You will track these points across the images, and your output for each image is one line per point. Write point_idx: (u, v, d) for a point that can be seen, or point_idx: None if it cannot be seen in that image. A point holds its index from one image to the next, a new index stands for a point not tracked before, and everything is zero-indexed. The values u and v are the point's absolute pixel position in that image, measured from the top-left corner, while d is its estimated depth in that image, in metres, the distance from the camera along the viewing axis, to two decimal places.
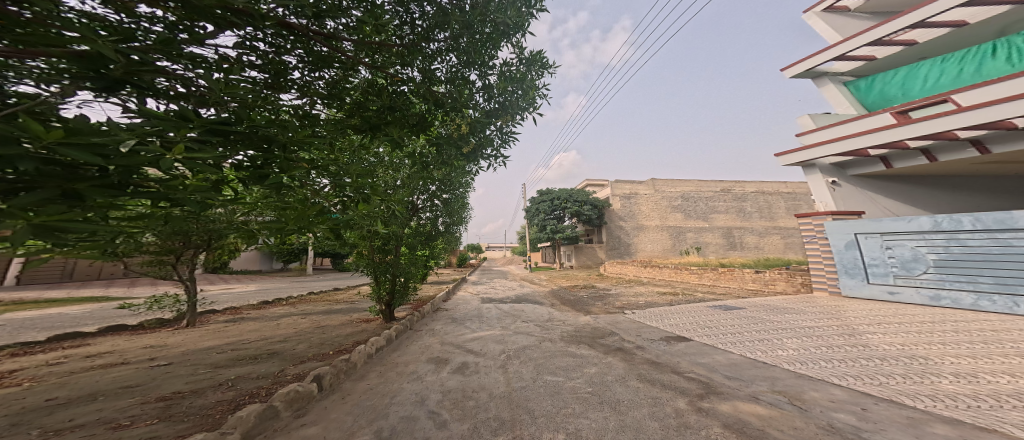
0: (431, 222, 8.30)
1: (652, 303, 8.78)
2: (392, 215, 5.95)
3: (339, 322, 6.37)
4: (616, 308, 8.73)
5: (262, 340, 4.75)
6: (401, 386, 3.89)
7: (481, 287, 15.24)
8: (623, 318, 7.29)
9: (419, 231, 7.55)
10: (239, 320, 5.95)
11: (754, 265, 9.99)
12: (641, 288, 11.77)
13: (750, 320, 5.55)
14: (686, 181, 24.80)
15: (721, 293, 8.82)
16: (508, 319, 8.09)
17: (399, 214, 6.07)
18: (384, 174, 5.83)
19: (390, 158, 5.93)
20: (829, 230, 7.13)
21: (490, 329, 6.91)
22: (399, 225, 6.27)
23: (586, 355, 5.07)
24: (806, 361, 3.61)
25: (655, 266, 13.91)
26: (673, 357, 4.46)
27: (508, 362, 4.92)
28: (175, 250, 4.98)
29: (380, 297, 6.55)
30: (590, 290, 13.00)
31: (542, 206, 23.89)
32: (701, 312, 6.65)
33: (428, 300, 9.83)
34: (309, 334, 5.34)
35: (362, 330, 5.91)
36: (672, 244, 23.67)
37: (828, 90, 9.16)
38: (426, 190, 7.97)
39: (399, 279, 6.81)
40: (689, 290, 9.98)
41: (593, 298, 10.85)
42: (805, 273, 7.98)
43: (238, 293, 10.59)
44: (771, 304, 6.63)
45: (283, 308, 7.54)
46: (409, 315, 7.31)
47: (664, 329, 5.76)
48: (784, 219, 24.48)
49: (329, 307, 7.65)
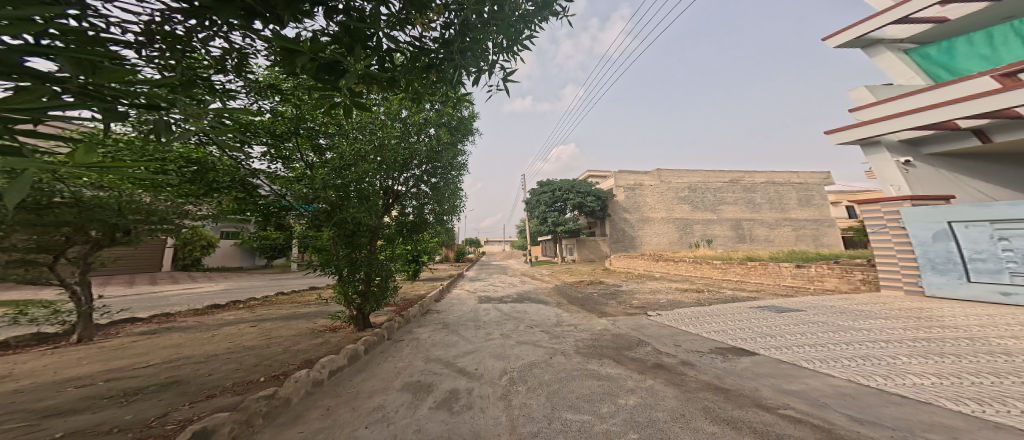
0: (416, 216, 6.92)
1: (677, 302, 7.58)
2: (361, 197, 4.72)
3: (296, 333, 5.01)
4: (634, 308, 7.48)
5: (171, 362, 3.44)
6: (351, 434, 2.58)
7: (477, 284, 13.88)
8: (650, 322, 6.01)
9: (399, 222, 6.25)
10: (162, 331, 4.62)
11: (790, 258, 8.78)
12: (656, 283, 10.60)
13: (825, 325, 4.28)
14: (693, 172, 23.73)
15: (758, 291, 7.57)
16: (509, 323, 6.78)
17: (372, 201, 4.80)
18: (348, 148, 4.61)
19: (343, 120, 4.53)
20: (903, 217, 6.05)
21: (488, 339, 5.65)
22: (373, 210, 4.96)
23: (617, 377, 3.77)
24: (980, 399, 2.33)
25: (670, 261, 12.66)
26: (744, 381, 3.18)
27: (512, 389, 3.63)
28: (56, 248, 3.76)
29: (349, 302, 5.27)
30: (599, 287, 11.74)
31: (543, 198, 22.50)
32: (749, 314, 5.37)
33: (416, 301, 8.48)
34: (246, 352, 3.99)
35: (324, 343, 4.62)
36: (679, 236, 22.58)
37: (882, 60, 7.98)
38: (403, 170, 6.62)
39: (375, 279, 5.55)
40: (715, 287, 8.75)
41: (604, 296, 9.60)
42: (864, 267, 6.80)
43: (197, 293, 9.25)
44: (830, 302, 5.42)
45: (234, 313, 6.15)
46: (388, 322, 6.01)
47: (710, 338, 4.51)
48: (797, 211, 23.39)
49: (291, 311, 6.29)
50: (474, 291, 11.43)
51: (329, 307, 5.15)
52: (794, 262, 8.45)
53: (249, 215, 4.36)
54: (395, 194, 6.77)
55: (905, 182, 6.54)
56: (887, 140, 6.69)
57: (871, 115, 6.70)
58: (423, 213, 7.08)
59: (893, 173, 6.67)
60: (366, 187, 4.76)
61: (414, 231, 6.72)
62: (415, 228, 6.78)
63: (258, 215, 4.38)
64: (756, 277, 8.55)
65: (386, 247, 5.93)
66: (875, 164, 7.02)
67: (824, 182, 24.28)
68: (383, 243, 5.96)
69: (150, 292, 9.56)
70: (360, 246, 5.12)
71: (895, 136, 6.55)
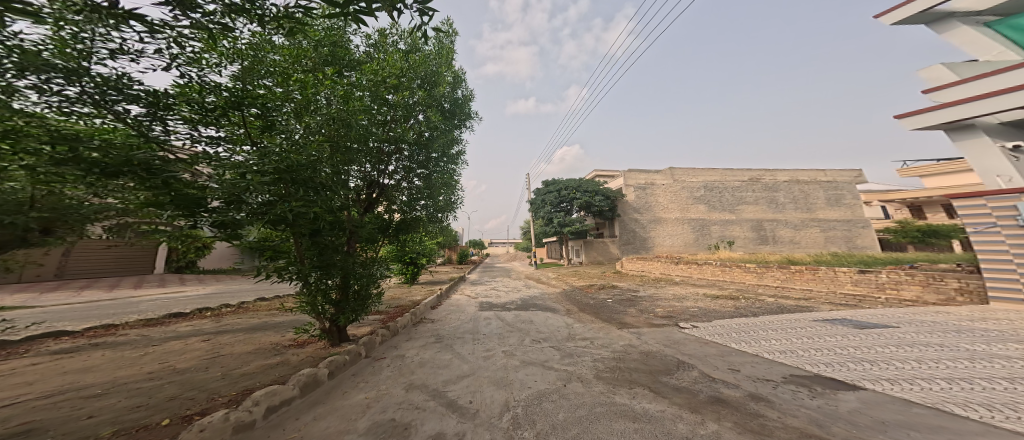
0: (399, 212, 5.85)
1: (710, 311, 6.47)
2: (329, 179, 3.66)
3: (252, 350, 4.07)
4: (659, 317, 6.41)
5: (48, 398, 2.52)
6: None
7: (479, 288, 12.87)
8: (684, 336, 4.92)
9: (380, 221, 5.26)
10: (82, 348, 3.72)
11: (841, 261, 7.55)
12: (678, 289, 9.47)
13: (940, 348, 3.15)
14: (708, 170, 22.48)
15: (809, 299, 6.38)
16: (513, 336, 5.79)
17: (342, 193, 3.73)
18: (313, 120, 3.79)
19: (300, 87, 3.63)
20: (1022, 213, 4.82)
21: (488, 358, 4.66)
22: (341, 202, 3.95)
23: (659, 418, 2.72)
24: None
25: (692, 264, 11.44)
26: (863, 432, 2.10)
27: (516, 436, 2.60)
28: None
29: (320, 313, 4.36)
30: (613, 292, 10.62)
31: (548, 197, 21.43)
32: (814, 328, 4.25)
33: (408, 308, 7.56)
34: (169, 379, 3.06)
35: (280, 365, 3.68)
36: (695, 238, 21.25)
37: (957, 36, 6.84)
38: (382, 158, 5.67)
39: (352, 284, 4.64)
40: (751, 294, 7.59)
41: (621, 303, 8.52)
42: (963, 274, 5.51)
43: (171, 298, 8.46)
44: (922, 315, 4.26)
45: (192, 322, 5.29)
46: (368, 335, 5.06)
47: (775, 362, 3.42)
48: (825, 211, 21.84)
49: (261, 321, 5.38)
50: (476, 297, 10.41)
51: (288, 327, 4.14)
52: (850, 265, 7.21)
53: (162, 209, 2.65)
54: (374, 187, 5.75)
55: (1016, 172, 5.33)
56: (984, 123, 5.60)
57: (953, 95, 5.65)
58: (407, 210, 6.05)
59: (996, 161, 5.47)
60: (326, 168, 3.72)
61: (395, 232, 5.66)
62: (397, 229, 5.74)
63: (180, 213, 2.75)
64: (802, 283, 7.34)
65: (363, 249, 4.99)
66: (970, 153, 5.87)
67: (854, 181, 22.71)
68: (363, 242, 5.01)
69: (123, 297, 8.81)
70: (329, 249, 4.13)
71: (993, 117, 5.50)
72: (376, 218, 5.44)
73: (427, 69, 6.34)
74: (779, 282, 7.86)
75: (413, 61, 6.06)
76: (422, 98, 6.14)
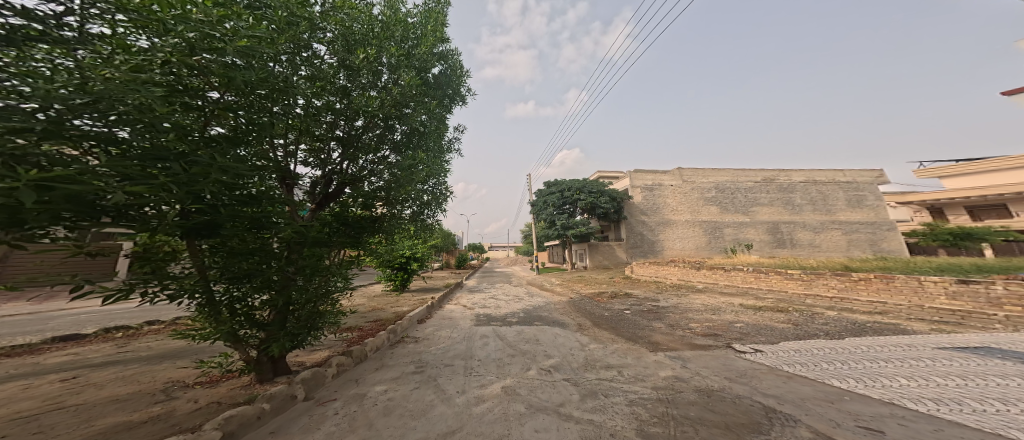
0: (365, 204, 4.23)
1: (763, 327, 5.19)
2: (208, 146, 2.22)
3: (123, 395, 2.73)
4: (701, 336, 5.12)
5: None
6: None
7: (476, 297, 11.49)
8: (751, 366, 3.61)
9: (337, 216, 3.84)
10: None
11: (912, 268, 6.26)
12: (707, 298, 8.18)
13: None
14: (719, 170, 21.38)
15: (888, 314, 5.09)
16: (517, 364, 4.48)
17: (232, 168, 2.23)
18: (177, 54, 2.21)
19: (157, 11, 2.31)
20: None
21: (481, 402, 3.33)
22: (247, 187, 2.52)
23: None
24: None
25: (717, 270, 10.15)
26: None
27: None
28: None
29: (240, 338, 3.06)
30: (629, 301, 9.31)
31: (550, 199, 20.23)
32: (950, 361, 2.97)
33: (388, 323, 6.23)
34: None
35: (149, 422, 2.34)
36: (707, 241, 20.07)
37: None
38: (318, 129, 4.27)
39: (291, 302, 3.28)
40: (804, 306, 6.29)
41: (644, 316, 7.21)
42: None
43: (105, 310, 7.12)
44: None
45: (82, 347, 3.94)
46: (317, 369, 3.69)
47: (944, 421, 2.13)
48: (846, 213, 20.73)
49: (177, 347, 4.04)
50: (473, 307, 9.04)
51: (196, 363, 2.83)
52: (931, 274, 5.86)
53: None
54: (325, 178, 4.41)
55: None
56: None
57: None
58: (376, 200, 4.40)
59: None
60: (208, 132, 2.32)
61: (357, 235, 4.14)
62: (362, 229, 4.19)
63: None
64: (869, 293, 6.03)
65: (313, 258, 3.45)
66: None
67: (874, 181, 21.61)
68: (314, 251, 3.46)
69: (51, 310, 7.42)
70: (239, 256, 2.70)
71: None
72: (340, 218, 3.95)
73: (406, 29, 5.43)
74: (836, 291, 6.54)
75: (387, 20, 5.18)
76: (397, 58, 5.16)
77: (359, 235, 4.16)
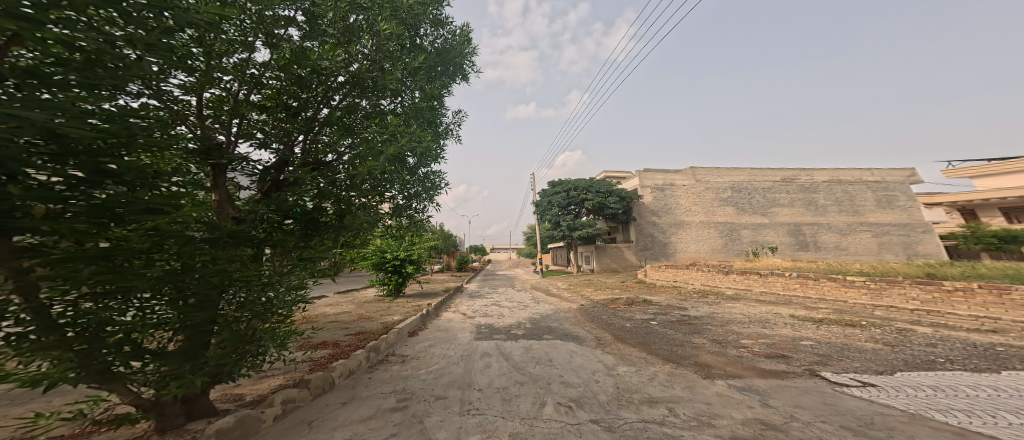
0: (325, 193, 3.03)
1: (844, 347, 4.06)
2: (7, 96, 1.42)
3: None
4: (763, 359, 4.00)
5: None
6: None
7: (478, 303, 10.38)
8: (873, 409, 2.49)
9: (283, 213, 2.72)
10: None
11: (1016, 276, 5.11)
12: (746, 308, 7.04)
13: None
14: (735, 169, 20.24)
15: (1010, 333, 3.96)
16: (529, 398, 3.38)
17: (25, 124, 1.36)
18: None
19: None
20: None
21: None
22: (103, 162, 1.64)
23: None
24: None
25: (750, 275, 8.99)
26: None
27: None
28: None
29: (120, 385, 1.98)
30: (652, 310, 8.14)
31: (556, 199, 19.13)
32: None
33: (368, 336, 5.16)
34: None
35: None
36: (724, 244, 18.89)
37: None
38: (286, 105, 3.38)
39: (197, 326, 2.23)
40: (879, 319, 5.13)
41: (675, 328, 6.07)
42: None
43: None
44: None
45: None
46: (253, 411, 2.60)
47: None
48: (873, 214, 19.46)
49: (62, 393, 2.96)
50: (473, 315, 7.97)
51: (30, 426, 1.72)
52: None
53: None
54: (284, 163, 3.35)
55: None
56: None
57: None
58: (342, 192, 3.21)
59: None
60: (47, 71, 1.56)
61: (316, 236, 3.04)
62: (323, 228, 3.08)
63: None
64: (969, 308, 4.96)
65: (223, 261, 2.33)
66: None
67: (903, 182, 20.35)
68: (234, 253, 2.39)
69: None
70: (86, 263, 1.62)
71: None
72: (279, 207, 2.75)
73: None
74: (918, 304, 5.53)
75: None
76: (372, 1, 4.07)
77: (316, 235, 3.05)
